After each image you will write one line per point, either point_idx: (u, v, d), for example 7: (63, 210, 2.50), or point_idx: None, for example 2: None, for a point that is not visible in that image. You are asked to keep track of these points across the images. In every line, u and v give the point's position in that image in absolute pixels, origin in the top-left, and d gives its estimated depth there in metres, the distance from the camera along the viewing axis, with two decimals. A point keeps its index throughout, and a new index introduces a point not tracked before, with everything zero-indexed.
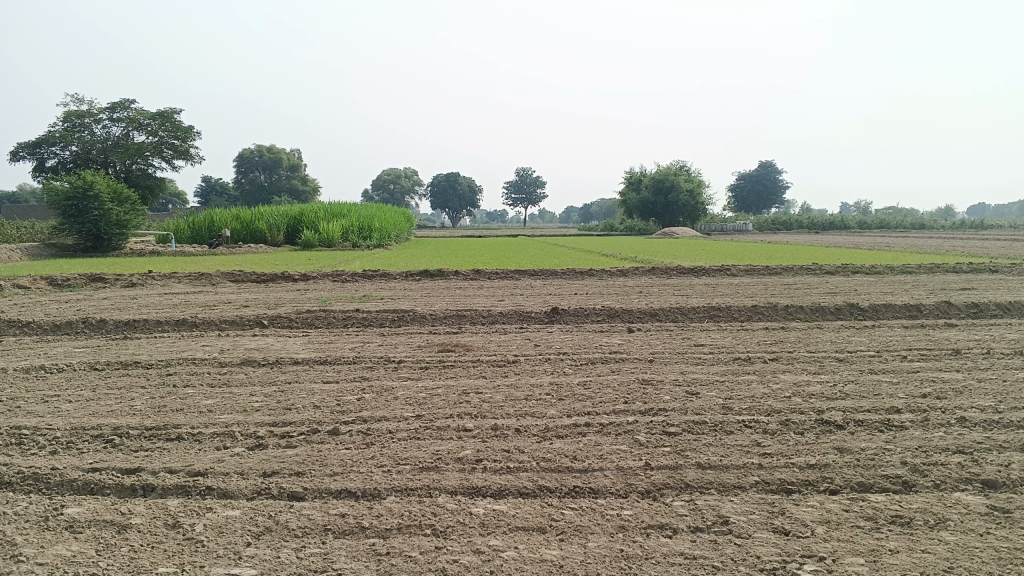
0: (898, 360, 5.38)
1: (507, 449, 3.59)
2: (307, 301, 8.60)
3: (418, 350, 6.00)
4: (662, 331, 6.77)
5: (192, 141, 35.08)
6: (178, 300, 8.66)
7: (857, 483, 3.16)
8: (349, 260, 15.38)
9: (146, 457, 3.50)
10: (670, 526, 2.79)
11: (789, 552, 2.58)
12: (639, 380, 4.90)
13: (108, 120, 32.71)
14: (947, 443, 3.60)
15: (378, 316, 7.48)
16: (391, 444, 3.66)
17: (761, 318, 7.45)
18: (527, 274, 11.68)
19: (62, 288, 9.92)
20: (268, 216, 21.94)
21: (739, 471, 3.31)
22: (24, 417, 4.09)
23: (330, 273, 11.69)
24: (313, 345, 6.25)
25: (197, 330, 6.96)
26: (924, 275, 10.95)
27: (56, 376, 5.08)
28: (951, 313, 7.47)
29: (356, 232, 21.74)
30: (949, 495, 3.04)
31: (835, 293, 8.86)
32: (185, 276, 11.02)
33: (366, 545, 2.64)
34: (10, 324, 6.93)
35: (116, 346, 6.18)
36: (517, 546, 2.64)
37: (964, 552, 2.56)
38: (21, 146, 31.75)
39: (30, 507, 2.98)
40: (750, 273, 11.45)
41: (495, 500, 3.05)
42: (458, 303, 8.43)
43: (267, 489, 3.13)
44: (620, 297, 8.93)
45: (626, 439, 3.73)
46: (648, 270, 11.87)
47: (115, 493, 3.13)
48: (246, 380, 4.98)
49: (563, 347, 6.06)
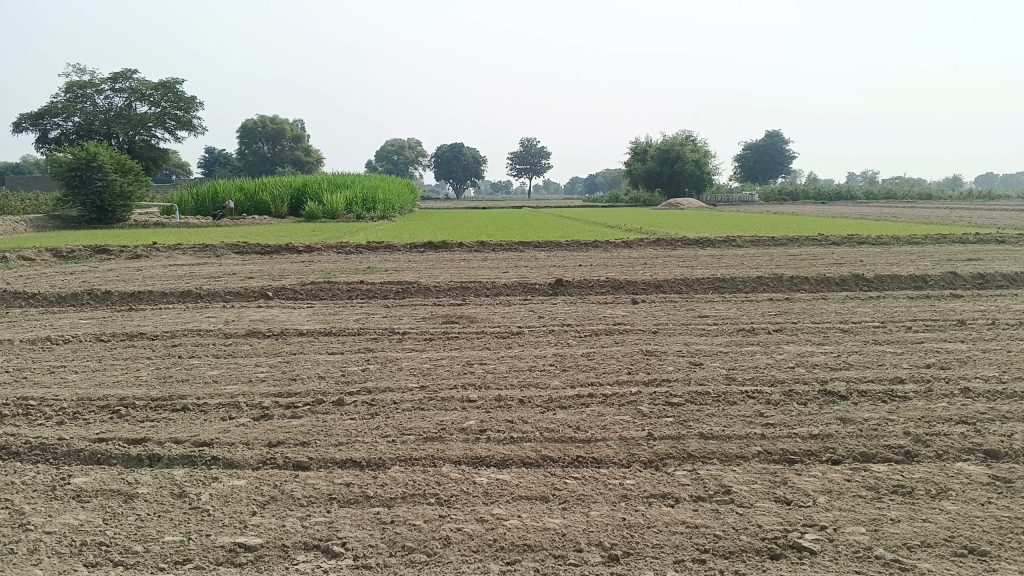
0: (903, 331, 5.37)
1: (510, 419, 3.60)
2: (311, 273, 8.60)
3: (422, 322, 6.00)
4: (667, 303, 6.77)
5: (195, 112, 34.91)
6: (183, 272, 8.67)
7: (859, 453, 3.17)
8: (354, 232, 15.32)
9: (152, 427, 3.52)
10: (672, 495, 2.81)
11: (791, 521, 2.59)
12: (643, 351, 4.91)
13: (110, 90, 32.55)
14: (950, 413, 3.60)
15: (383, 288, 7.48)
16: (395, 415, 3.68)
17: (766, 289, 7.44)
18: (531, 246, 11.65)
19: (67, 260, 9.92)
20: (272, 187, 21.87)
21: (742, 441, 3.33)
22: (31, 388, 4.11)
23: (334, 244, 11.68)
24: (318, 316, 6.27)
25: (202, 302, 6.97)
26: (931, 245, 10.88)
27: (61, 347, 5.10)
28: (956, 284, 7.44)
29: (360, 203, 21.68)
30: (952, 465, 3.05)
31: (840, 264, 8.82)
32: (189, 248, 11.01)
33: (370, 514, 2.67)
34: (16, 295, 6.95)
35: (122, 317, 6.20)
36: (520, 515, 2.66)
37: (965, 521, 2.57)
38: (24, 117, 31.63)
39: (38, 477, 3.00)
40: (755, 244, 11.41)
41: (499, 469, 3.07)
42: (462, 274, 8.43)
43: (272, 459, 3.15)
44: (625, 268, 8.91)
45: (630, 410, 3.74)
46: (653, 241, 11.83)
47: (122, 464, 3.16)
48: (251, 351, 4.99)
49: (567, 319, 6.07)
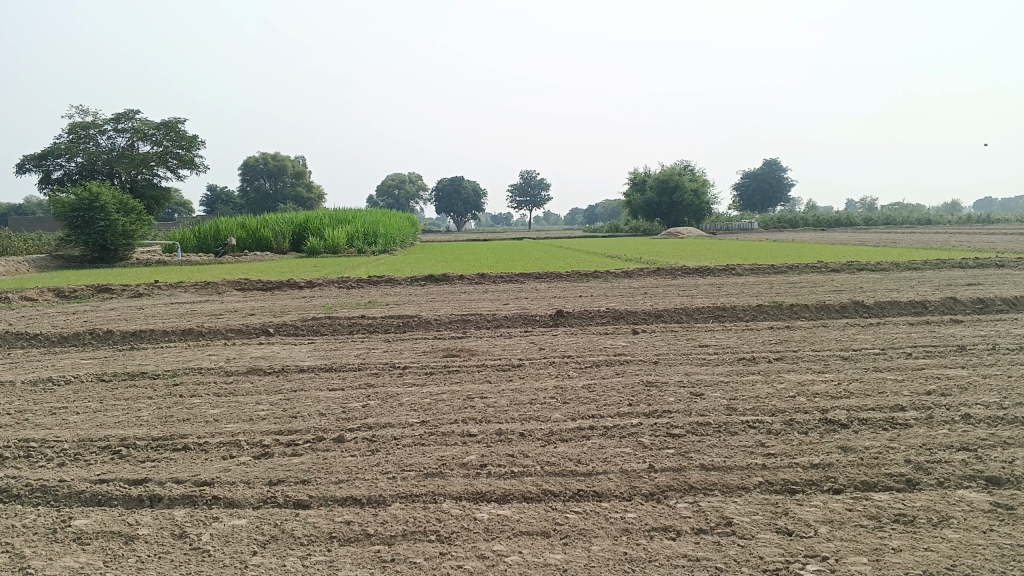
0: (903, 358, 5.37)
1: (511, 453, 3.60)
2: (312, 308, 8.64)
3: (423, 356, 6.02)
4: (667, 333, 6.78)
5: (197, 150, 35.26)
6: (183, 310, 8.72)
7: (861, 482, 3.16)
8: (355, 266, 15.32)
9: (153, 467, 3.53)
10: (674, 528, 2.81)
11: (792, 552, 2.59)
12: (644, 382, 4.91)
13: (113, 131, 32.91)
14: (951, 441, 3.60)
15: (384, 322, 7.50)
16: (396, 451, 3.68)
17: (766, 317, 7.45)
18: (532, 277, 11.69)
19: (70, 299, 10.00)
20: (274, 223, 22.02)
21: (743, 471, 3.32)
22: (32, 430, 4.11)
23: (335, 279, 11.71)
24: (318, 352, 6.28)
25: (203, 339, 7.00)
26: (930, 271, 10.91)
27: (63, 388, 5.11)
28: (957, 309, 7.45)
29: (361, 238, 21.78)
30: (953, 492, 3.05)
31: (840, 291, 8.83)
32: (191, 285, 11.08)
33: (371, 552, 2.66)
34: (18, 336, 6.97)
35: (123, 357, 6.22)
36: (521, 551, 2.66)
37: (966, 549, 2.56)
38: (27, 159, 31.90)
39: (39, 519, 3.01)
40: (755, 272, 11.44)
41: (500, 505, 3.06)
42: (463, 307, 8.46)
43: (273, 497, 3.15)
44: (625, 298, 8.93)
45: (631, 442, 3.74)
46: (653, 271, 11.87)
47: (123, 504, 3.16)
48: (252, 389, 4.99)
49: (567, 350, 6.08)
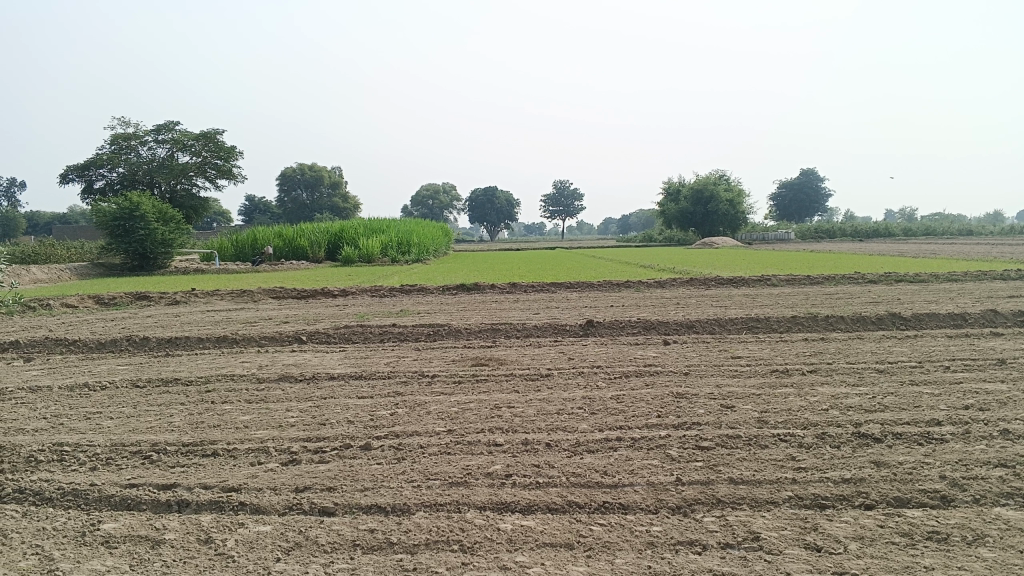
0: (941, 371, 5.25)
1: (537, 464, 3.59)
2: (345, 316, 8.71)
3: (452, 365, 6.02)
4: (699, 344, 6.70)
5: (235, 160, 35.77)
6: (218, 317, 8.84)
7: (893, 498, 3.09)
8: (388, 276, 15.41)
9: (182, 472, 3.57)
10: (699, 543, 2.76)
11: (821, 569, 2.53)
12: (674, 394, 4.85)
13: (153, 141, 33.55)
14: (989, 456, 3.50)
15: (414, 331, 7.52)
16: (422, 459, 3.68)
17: (800, 328, 7.34)
18: (563, 286, 11.67)
19: (110, 306, 10.21)
20: (310, 232, 22.29)
21: (773, 486, 3.26)
22: (67, 434, 4.19)
23: (369, 287, 11.79)
24: (349, 360, 6.31)
25: (236, 346, 7.08)
26: (971, 283, 10.66)
27: (100, 394, 5.20)
28: (997, 321, 7.28)
29: (395, 247, 21.93)
30: (989, 510, 2.96)
31: (877, 303, 8.67)
32: (226, 293, 11.23)
33: (393, 561, 2.66)
34: (57, 342, 7.12)
35: (158, 363, 6.30)
36: (543, 563, 2.64)
37: (1001, 569, 2.48)
38: (72, 169, 32.70)
39: (69, 522, 3.05)
40: (791, 283, 11.30)
41: (524, 515, 3.04)
42: (493, 316, 8.46)
43: (298, 504, 3.16)
44: (657, 309, 8.86)
45: (659, 454, 3.70)
46: (685, 281, 11.77)
47: (152, 509, 3.19)
48: (282, 396, 5.04)
49: (597, 361, 6.03)
